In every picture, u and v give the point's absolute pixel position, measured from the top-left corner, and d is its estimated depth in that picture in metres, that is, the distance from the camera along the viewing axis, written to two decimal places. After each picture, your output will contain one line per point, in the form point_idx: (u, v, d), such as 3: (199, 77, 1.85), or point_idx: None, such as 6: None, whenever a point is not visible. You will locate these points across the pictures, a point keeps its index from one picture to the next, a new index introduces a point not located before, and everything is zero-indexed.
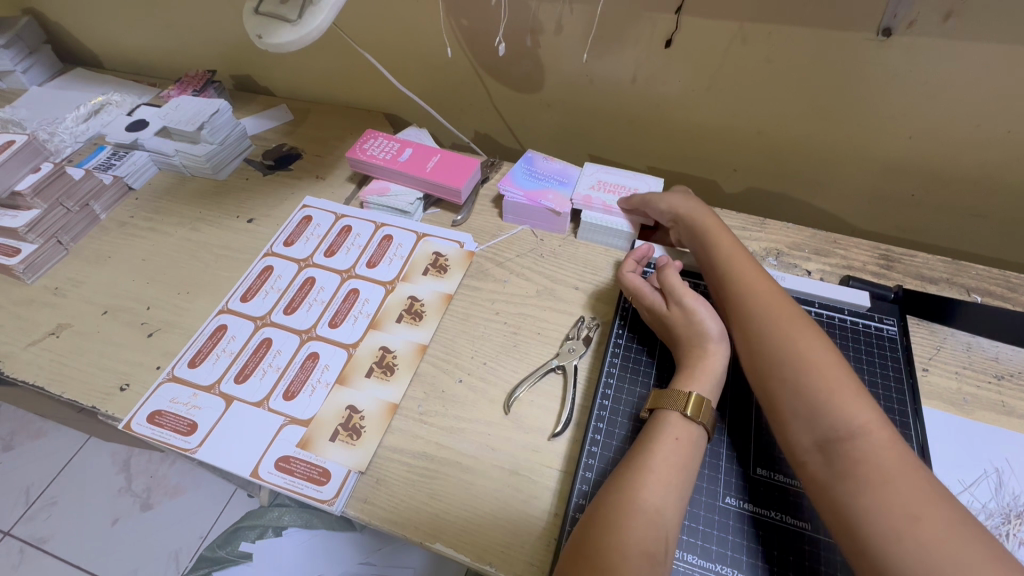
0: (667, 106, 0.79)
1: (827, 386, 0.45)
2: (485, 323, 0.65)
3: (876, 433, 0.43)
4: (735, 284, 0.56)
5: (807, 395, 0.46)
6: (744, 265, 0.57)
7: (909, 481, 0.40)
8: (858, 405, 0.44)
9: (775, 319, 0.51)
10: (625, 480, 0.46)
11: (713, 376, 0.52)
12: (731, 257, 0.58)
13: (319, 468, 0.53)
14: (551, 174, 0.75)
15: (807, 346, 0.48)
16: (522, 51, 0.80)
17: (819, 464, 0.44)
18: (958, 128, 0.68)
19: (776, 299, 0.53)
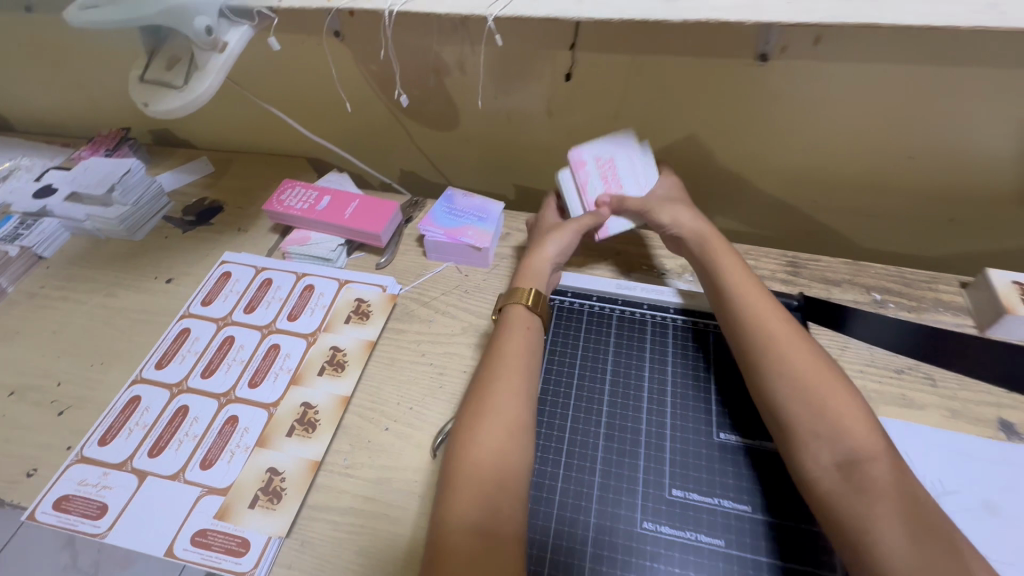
0: (578, 135, 0.82)
1: (843, 411, 0.46)
2: (411, 366, 0.65)
3: (887, 457, 0.44)
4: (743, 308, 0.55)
5: (832, 416, 0.46)
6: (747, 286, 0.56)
7: (916, 501, 0.42)
8: (868, 431, 0.45)
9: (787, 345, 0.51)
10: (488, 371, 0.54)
11: (537, 276, 0.63)
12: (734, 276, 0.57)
13: (238, 538, 0.51)
14: (470, 211, 0.76)
15: (819, 370, 0.49)
16: (434, 91, 0.81)
17: (836, 481, 0.44)
18: (841, 138, 0.73)
19: (782, 322, 0.53)
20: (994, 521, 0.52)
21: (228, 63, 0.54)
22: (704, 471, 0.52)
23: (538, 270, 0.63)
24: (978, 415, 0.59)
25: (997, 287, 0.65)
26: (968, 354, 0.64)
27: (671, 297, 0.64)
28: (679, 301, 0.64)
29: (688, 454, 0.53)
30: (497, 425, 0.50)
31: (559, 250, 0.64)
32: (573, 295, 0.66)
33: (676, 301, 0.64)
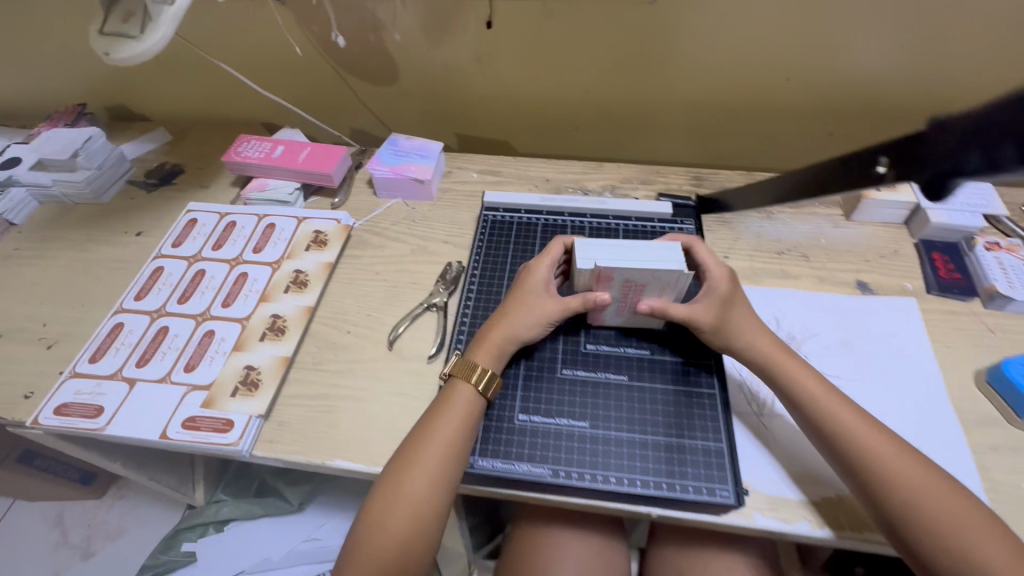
0: (506, 81, 0.92)
1: (928, 485, 0.45)
2: (368, 283, 0.74)
3: (973, 515, 0.44)
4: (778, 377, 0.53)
5: (926, 491, 0.45)
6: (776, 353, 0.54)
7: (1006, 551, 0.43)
8: (955, 496, 0.45)
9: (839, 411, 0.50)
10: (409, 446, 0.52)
11: (494, 346, 0.56)
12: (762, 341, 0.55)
13: (223, 419, 0.60)
14: (413, 150, 0.85)
15: (894, 447, 0.47)
16: (373, 48, 0.89)
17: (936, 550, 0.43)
18: (728, 66, 0.84)
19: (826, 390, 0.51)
20: (846, 352, 0.64)
21: (179, 14, 0.61)
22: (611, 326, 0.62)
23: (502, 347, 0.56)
24: (841, 279, 0.72)
25: None
26: (835, 236, 0.77)
27: (590, 203, 0.74)
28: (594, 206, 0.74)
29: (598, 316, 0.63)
30: (406, 510, 0.49)
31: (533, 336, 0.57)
32: (504, 210, 0.75)
33: (590, 207, 0.74)
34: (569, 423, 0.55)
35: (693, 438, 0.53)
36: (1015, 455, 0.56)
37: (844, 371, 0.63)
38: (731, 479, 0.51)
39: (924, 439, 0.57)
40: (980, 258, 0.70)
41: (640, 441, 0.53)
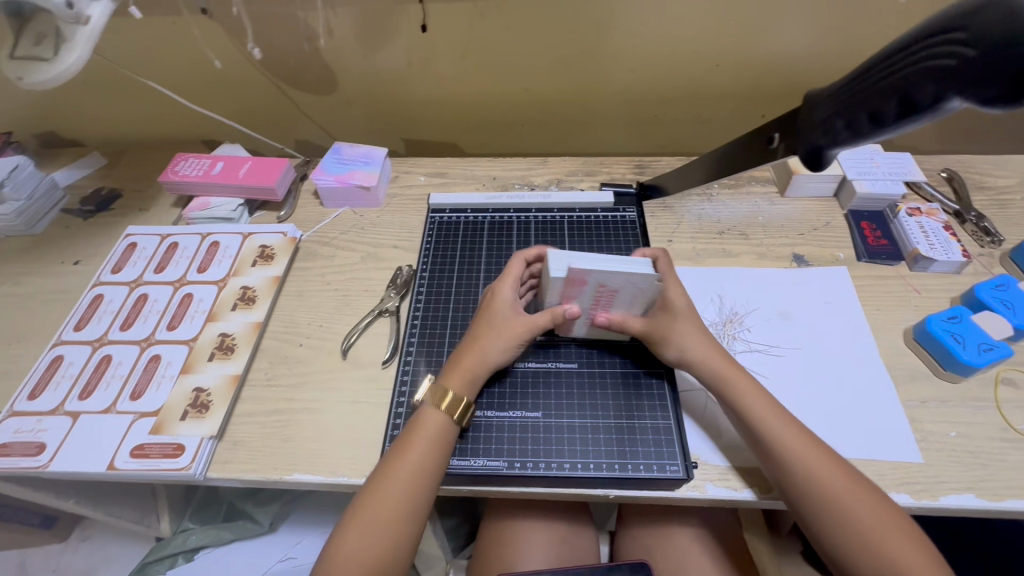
0: (446, 83, 0.92)
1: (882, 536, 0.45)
2: (319, 294, 0.74)
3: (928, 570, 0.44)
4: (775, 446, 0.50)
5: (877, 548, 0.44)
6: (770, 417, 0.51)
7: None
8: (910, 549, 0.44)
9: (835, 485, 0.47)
10: (360, 513, 0.49)
11: (465, 371, 0.54)
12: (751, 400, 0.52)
13: (173, 444, 0.58)
14: (356, 158, 0.85)
15: (852, 494, 0.47)
16: (308, 58, 0.89)
17: None
18: (659, 57, 0.87)
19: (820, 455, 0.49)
20: (784, 322, 0.67)
21: (94, 34, 0.60)
22: None
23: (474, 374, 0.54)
24: (778, 254, 0.75)
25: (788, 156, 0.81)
26: (770, 212, 0.80)
27: (534, 198, 0.75)
28: (538, 200, 0.75)
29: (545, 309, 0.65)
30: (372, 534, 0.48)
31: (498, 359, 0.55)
32: (451, 211, 0.76)
33: (535, 201, 0.75)
34: (521, 415, 0.56)
35: (643, 419, 0.55)
36: (942, 406, 0.59)
37: (783, 341, 0.65)
38: (680, 455, 0.53)
39: (857, 399, 0.60)
40: (903, 223, 0.74)
41: (590, 425, 0.55)
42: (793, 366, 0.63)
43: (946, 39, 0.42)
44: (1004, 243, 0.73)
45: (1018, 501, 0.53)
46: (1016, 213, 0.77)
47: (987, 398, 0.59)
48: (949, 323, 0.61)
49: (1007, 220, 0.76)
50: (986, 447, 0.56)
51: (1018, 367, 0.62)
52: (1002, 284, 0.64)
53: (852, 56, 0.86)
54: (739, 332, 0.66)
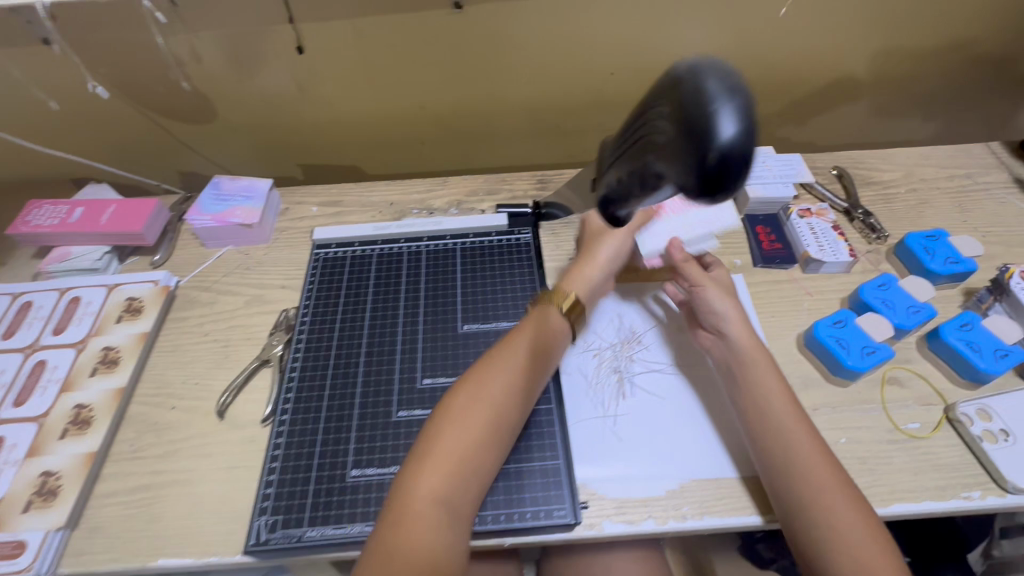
0: (335, 104, 0.87)
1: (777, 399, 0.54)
2: (195, 347, 0.68)
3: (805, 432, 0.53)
4: (745, 384, 0.56)
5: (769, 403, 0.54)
6: (755, 360, 0.57)
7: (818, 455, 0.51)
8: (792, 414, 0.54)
9: (795, 427, 0.52)
10: (464, 389, 0.53)
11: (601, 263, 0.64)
12: (744, 340, 0.58)
13: (14, 542, 0.52)
14: (238, 193, 0.79)
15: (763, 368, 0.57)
16: (178, 85, 0.82)
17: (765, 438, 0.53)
18: (552, 68, 0.85)
19: (785, 399, 0.54)
20: (682, 339, 0.66)
21: None
22: (446, 358, 0.60)
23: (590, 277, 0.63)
24: None
25: None
26: None
27: (426, 225, 0.72)
28: (429, 228, 0.72)
29: (434, 348, 0.61)
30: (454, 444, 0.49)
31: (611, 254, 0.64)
32: (337, 245, 0.71)
33: (427, 229, 0.72)
34: None
35: (532, 462, 0.56)
36: (833, 412, 0.59)
37: (678, 361, 0.64)
38: (568, 497, 0.54)
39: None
40: (795, 226, 0.74)
41: None
42: (690, 387, 0.62)
43: (656, 112, 0.40)
44: (890, 238, 0.75)
45: (903, 503, 0.53)
46: (900, 207, 0.79)
47: (874, 400, 0.60)
48: (835, 327, 0.62)
49: (891, 214, 0.79)
50: (873, 451, 0.56)
51: (902, 365, 0.63)
52: (884, 283, 0.65)
53: (741, 58, 0.87)
54: (637, 352, 0.65)
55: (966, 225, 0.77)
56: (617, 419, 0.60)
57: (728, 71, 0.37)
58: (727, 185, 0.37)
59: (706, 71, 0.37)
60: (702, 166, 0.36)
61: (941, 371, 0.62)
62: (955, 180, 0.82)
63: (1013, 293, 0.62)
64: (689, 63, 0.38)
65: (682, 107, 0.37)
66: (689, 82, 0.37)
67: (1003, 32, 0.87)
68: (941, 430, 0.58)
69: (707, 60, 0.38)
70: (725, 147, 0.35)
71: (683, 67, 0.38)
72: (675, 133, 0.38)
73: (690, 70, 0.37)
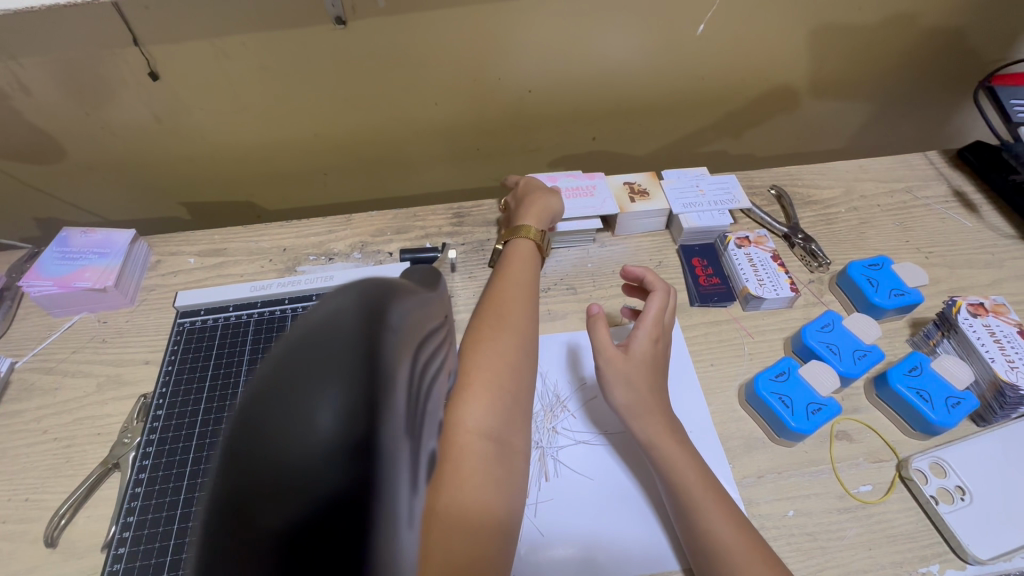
0: (211, 135, 0.75)
1: (690, 480, 0.47)
2: (28, 450, 0.55)
3: (731, 522, 0.44)
4: (662, 477, 0.48)
5: (682, 489, 0.47)
6: (662, 438, 0.50)
7: (753, 552, 0.43)
8: (713, 502, 0.46)
9: (722, 529, 0.44)
10: (488, 321, 0.52)
11: (549, 212, 0.66)
12: (651, 427, 0.50)
13: None
14: (89, 249, 0.66)
15: (672, 448, 0.49)
16: (9, 120, 0.68)
17: (690, 536, 0.45)
18: (461, 85, 0.75)
19: (710, 493, 0.46)
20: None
21: None
22: None
23: (551, 207, 0.67)
24: (609, 309, 0.66)
25: (612, 190, 0.72)
26: (600, 257, 0.71)
27: (313, 282, 0.61)
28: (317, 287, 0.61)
29: None
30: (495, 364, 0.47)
31: (555, 206, 0.67)
32: (207, 312, 0.60)
33: (315, 286, 0.61)
34: None
35: None
36: (779, 479, 0.53)
37: (604, 430, 0.56)
38: None
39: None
40: (733, 257, 0.68)
41: None
42: (620, 462, 0.54)
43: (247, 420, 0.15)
44: (832, 265, 0.69)
45: None
46: (841, 228, 0.74)
47: (824, 460, 0.54)
48: (776, 381, 0.55)
49: (833, 237, 0.73)
50: (824, 524, 0.50)
51: (850, 415, 0.57)
52: (828, 324, 0.60)
53: (668, 70, 0.80)
54: (562, 420, 0.57)
55: (908, 246, 0.72)
56: (538, 507, 0.51)
57: (359, 469, 0.14)
58: None
59: (317, 444, 0.14)
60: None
61: (890, 420, 0.56)
62: (895, 195, 0.78)
63: (961, 330, 0.57)
64: (314, 375, 0.14)
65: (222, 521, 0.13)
66: (263, 446, 0.13)
67: (934, 34, 0.83)
68: (894, 492, 0.52)
69: (360, 386, 0.15)
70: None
71: (301, 363, 0.14)
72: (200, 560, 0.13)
73: (290, 399, 0.14)
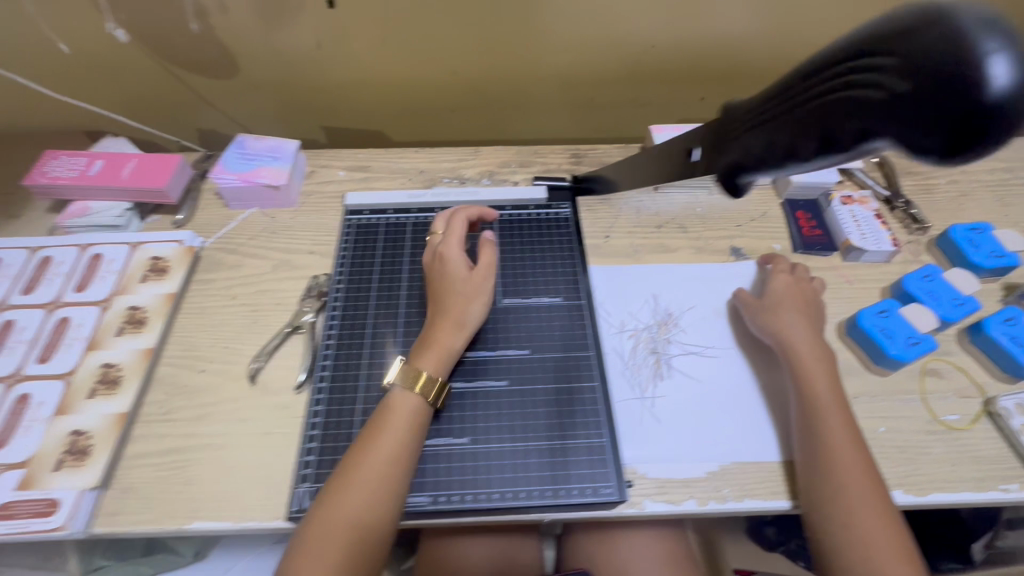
0: (363, 63, 0.83)
1: (823, 397, 0.54)
2: (223, 310, 0.66)
3: (847, 440, 0.52)
4: (796, 383, 0.56)
5: (811, 399, 0.54)
6: (805, 356, 0.57)
7: (858, 468, 0.50)
8: (835, 418, 0.53)
9: (836, 436, 0.51)
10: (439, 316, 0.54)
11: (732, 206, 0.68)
12: (801, 348, 0.57)
13: (47, 500, 0.51)
14: (263, 153, 0.76)
15: (813, 366, 0.56)
16: (201, 35, 0.78)
17: (800, 441, 0.53)
18: (592, 36, 0.81)
19: (837, 409, 0.53)
20: (719, 321, 0.65)
21: None
22: (482, 330, 0.59)
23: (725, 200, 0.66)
24: (715, 247, 0.73)
25: None
26: (710, 203, 0.77)
27: (464, 196, 0.71)
28: (464, 200, 0.71)
29: None
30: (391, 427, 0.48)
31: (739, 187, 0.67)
32: (370, 212, 0.69)
33: (464, 199, 0.71)
34: (447, 444, 0.51)
35: (577, 438, 0.52)
36: (873, 401, 0.59)
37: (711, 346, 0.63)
38: (614, 473, 0.50)
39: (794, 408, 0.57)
40: (837, 212, 0.73)
41: (522, 449, 0.51)
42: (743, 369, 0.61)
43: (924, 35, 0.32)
44: (931, 229, 0.74)
45: (942, 492, 0.53)
46: (941, 198, 0.78)
47: (914, 390, 0.60)
48: (879, 318, 0.61)
49: (932, 205, 0.77)
50: (912, 441, 0.56)
51: (942, 357, 0.62)
52: (929, 275, 0.65)
53: (786, 35, 0.84)
54: (671, 332, 0.64)
55: (1006, 219, 0.76)
56: (652, 401, 0.58)
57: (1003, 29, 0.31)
58: (986, 135, 0.31)
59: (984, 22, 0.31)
60: (945, 125, 0.32)
61: (980, 365, 0.62)
62: (996, 173, 0.81)
63: None
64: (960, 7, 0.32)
65: (944, 65, 0.31)
66: (950, 31, 0.31)
67: None
68: (980, 423, 0.58)
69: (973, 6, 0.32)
70: (989, 88, 0.30)
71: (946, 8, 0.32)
72: (929, 87, 0.31)
73: (952, 15, 0.31)
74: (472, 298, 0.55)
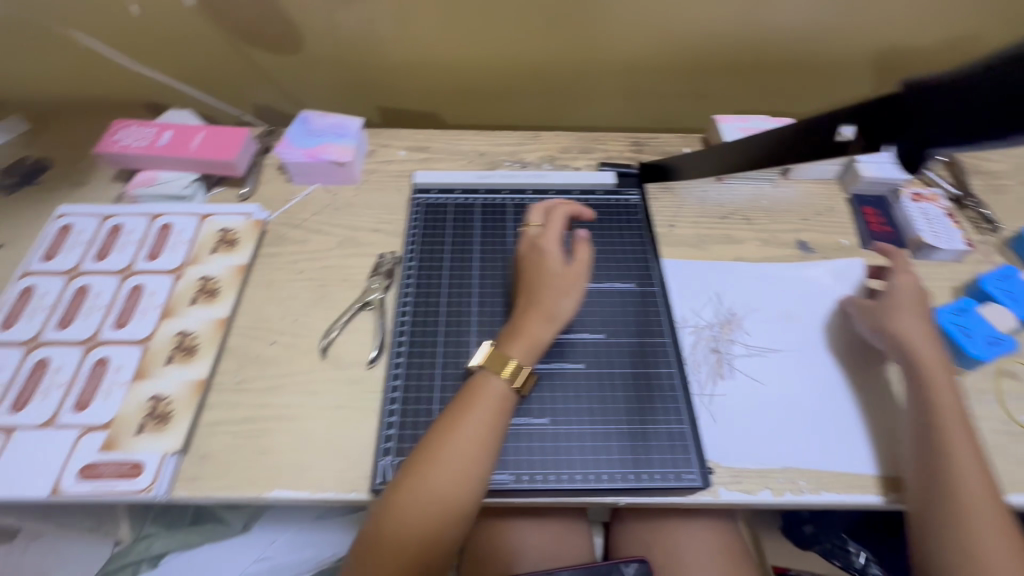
0: (426, 43, 0.82)
1: (945, 409, 0.51)
2: (291, 283, 0.66)
3: (970, 456, 0.49)
4: (915, 392, 0.53)
5: (932, 412, 0.51)
6: (928, 364, 0.53)
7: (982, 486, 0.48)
8: (959, 433, 0.50)
9: (960, 451, 0.49)
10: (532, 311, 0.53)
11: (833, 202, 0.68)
12: (923, 353, 0.54)
13: (130, 462, 0.52)
14: (328, 129, 0.76)
15: (936, 375, 0.53)
16: (269, 9, 0.77)
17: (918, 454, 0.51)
18: (660, 22, 0.80)
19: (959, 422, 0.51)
20: (785, 323, 0.62)
21: None
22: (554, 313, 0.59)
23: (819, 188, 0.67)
24: (783, 240, 0.72)
25: None
26: (775, 196, 0.76)
27: (533, 180, 0.72)
28: (531, 185, 0.72)
29: None
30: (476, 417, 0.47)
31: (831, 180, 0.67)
32: (438, 191, 0.72)
33: (531, 183, 0.72)
34: (525, 422, 0.52)
35: (657, 424, 0.53)
36: None
37: (787, 340, 0.61)
38: (697, 461, 0.51)
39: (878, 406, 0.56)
40: (907, 209, 0.72)
41: (604, 432, 0.52)
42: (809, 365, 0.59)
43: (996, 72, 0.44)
44: (1001, 230, 0.73)
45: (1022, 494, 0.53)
46: (1011, 199, 0.77)
47: (990, 391, 0.59)
48: (958, 313, 0.61)
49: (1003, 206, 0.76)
50: (991, 441, 0.56)
51: (1019, 358, 0.61)
52: (1005, 274, 0.64)
53: (857, 28, 0.82)
54: (734, 332, 0.61)
55: None
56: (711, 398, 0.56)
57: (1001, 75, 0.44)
58: None
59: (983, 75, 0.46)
60: None
61: None
62: None
63: None
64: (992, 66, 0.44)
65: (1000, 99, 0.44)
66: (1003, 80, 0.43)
67: None
68: None
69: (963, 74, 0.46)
70: None
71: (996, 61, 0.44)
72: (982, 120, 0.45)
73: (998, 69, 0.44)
74: (565, 291, 0.54)
